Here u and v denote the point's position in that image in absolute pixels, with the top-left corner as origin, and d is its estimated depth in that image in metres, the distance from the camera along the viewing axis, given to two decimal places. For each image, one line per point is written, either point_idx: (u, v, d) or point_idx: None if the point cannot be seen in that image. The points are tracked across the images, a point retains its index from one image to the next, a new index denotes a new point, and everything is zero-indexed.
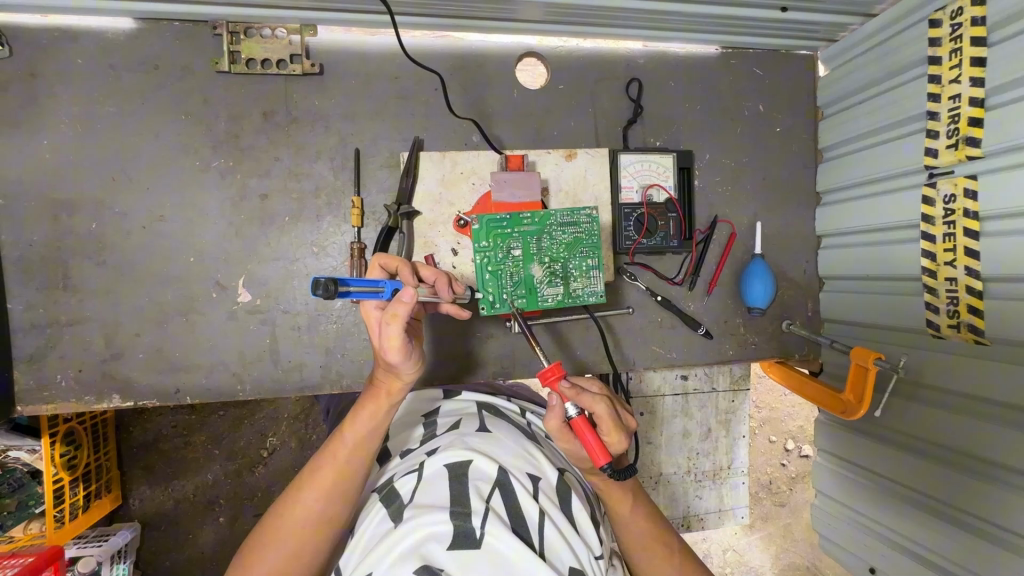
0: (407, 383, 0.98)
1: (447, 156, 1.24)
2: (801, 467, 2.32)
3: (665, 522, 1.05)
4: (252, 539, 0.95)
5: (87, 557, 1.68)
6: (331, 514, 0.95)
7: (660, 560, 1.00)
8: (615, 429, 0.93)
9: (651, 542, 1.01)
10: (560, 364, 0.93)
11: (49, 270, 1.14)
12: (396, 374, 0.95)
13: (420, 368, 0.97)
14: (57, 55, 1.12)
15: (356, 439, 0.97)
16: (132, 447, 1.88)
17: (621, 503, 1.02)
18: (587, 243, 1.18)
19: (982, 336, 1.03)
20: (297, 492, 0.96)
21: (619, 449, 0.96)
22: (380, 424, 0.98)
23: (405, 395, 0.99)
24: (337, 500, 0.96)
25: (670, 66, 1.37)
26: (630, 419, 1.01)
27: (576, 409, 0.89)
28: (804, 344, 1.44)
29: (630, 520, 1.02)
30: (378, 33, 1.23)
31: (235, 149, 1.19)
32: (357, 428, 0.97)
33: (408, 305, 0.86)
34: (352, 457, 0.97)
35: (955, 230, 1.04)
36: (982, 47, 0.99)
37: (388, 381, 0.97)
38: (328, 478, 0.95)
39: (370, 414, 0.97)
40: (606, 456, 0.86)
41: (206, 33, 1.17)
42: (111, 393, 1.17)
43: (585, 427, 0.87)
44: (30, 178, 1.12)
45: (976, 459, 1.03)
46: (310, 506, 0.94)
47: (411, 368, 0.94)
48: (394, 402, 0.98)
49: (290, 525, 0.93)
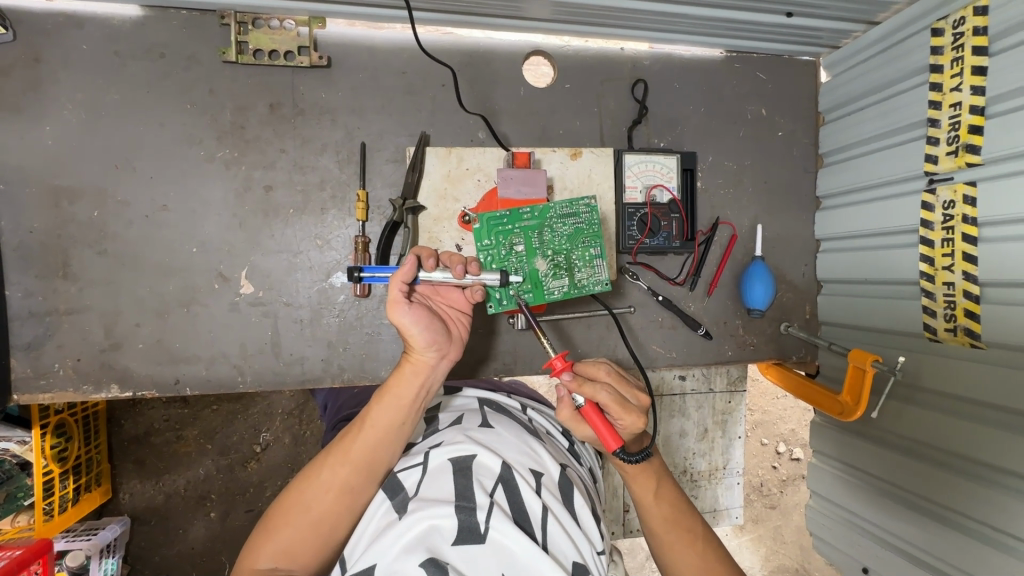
0: (423, 351, 1.00)
1: (453, 153, 1.24)
2: (792, 470, 2.35)
3: (690, 509, 1.05)
4: (275, 508, 0.95)
5: (76, 551, 1.66)
6: (354, 484, 0.94)
7: (683, 546, 1.00)
8: (625, 411, 0.94)
9: (673, 528, 1.01)
10: (565, 355, 0.95)
11: (49, 258, 1.12)
12: (406, 337, 1.00)
13: (431, 335, 1.00)
14: (61, 40, 1.11)
15: (382, 412, 0.96)
16: (123, 439, 1.86)
17: (646, 489, 1.02)
18: (589, 233, 1.17)
19: (977, 339, 1.04)
20: (322, 461, 0.96)
21: (635, 429, 0.96)
22: (404, 395, 0.98)
23: (425, 365, 1.00)
24: (359, 471, 0.95)
25: (675, 68, 1.38)
26: (643, 396, 1.01)
27: (584, 398, 0.93)
28: (802, 347, 1.46)
29: (654, 505, 1.02)
30: (387, 28, 1.23)
31: (240, 140, 1.18)
32: (383, 400, 0.97)
33: (408, 268, 0.99)
34: (376, 430, 0.96)
35: (954, 236, 1.07)
36: (984, 56, 1.01)
37: (413, 354, 1.00)
38: (354, 448, 0.95)
39: (395, 384, 0.98)
40: (617, 441, 0.91)
41: (214, 23, 1.16)
42: (108, 383, 1.16)
43: (593, 414, 0.92)
44: (32, 164, 1.11)
45: (969, 461, 1.05)
46: (334, 474, 0.94)
47: (415, 330, 0.99)
48: (415, 372, 0.99)
49: (312, 492, 0.93)
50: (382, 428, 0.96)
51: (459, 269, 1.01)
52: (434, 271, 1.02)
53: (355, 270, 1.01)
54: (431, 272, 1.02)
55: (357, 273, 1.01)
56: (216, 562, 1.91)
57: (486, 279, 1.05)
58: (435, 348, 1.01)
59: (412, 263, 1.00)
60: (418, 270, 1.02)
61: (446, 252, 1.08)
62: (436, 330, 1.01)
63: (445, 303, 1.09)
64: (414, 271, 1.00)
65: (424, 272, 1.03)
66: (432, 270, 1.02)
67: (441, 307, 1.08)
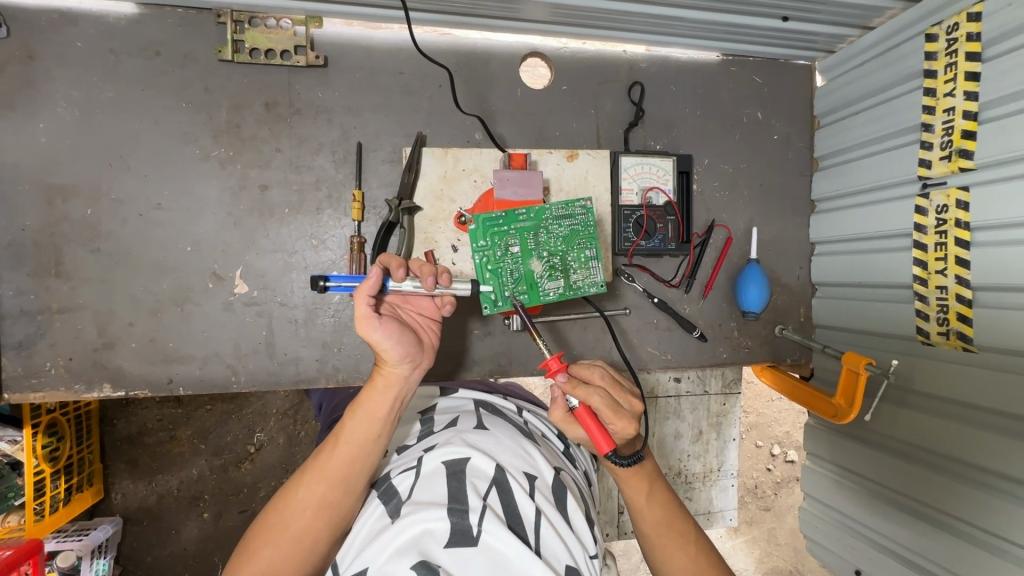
0: (396, 363, 0.96)
1: (449, 153, 1.24)
2: (786, 472, 2.36)
3: (682, 512, 1.05)
4: (254, 529, 0.92)
5: (66, 551, 1.65)
6: (332, 500, 0.91)
7: (675, 548, 1.00)
8: (617, 416, 0.94)
9: (665, 530, 1.01)
10: (560, 356, 0.95)
11: (41, 256, 1.12)
12: (378, 352, 0.96)
13: (404, 348, 0.96)
14: (56, 37, 1.10)
15: (356, 426, 0.93)
16: (115, 440, 1.85)
17: (639, 490, 1.02)
18: (584, 234, 1.17)
19: (970, 342, 1.05)
20: (299, 479, 0.93)
21: (627, 435, 0.96)
22: (378, 408, 0.95)
23: (399, 377, 0.97)
24: (336, 487, 0.92)
25: (671, 70, 1.38)
26: (636, 402, 1.01)
27: (577, 400, 0.93)
28: (796, 349, 1.47)
29: (646, 506, 1.02)
30: (383, 28, 1.22)
31: (235, 139, 1.18)
32: (357, 414, 0.94)
33: (373, 281, 0.94)
34: (351, 444, 0.93)
35: (947, 240, 1.07)
36: (977, 62, 1.02)
37: (385, 367, 0.97)
38: (330, 463, 0.92)
39: (368, 397, 0.95)
40: (609, 445, 0.91)
41: (210, 22, 1.16)
42: (101, 382, 1.15)
43: (586, 416, 0.92)
44: (25, 161, 1.10)
45: (962, 464, 1.06)
46: (311, 491, 0.91)
47: (387, 345, 0.95)
48: (388, 384, 0.96)
49: (290, 511, 0.90)
50: (358, 442, 0.93)
51: (428, 280, 0.98)
52: (403, 281, 0.99)
53: (321, 280, 0.96)
54: (400, 282, 0.99)
55: (322, 283, 0.96)
56: (208, 563, 1.90)
57: (457, 288, 1.03)
58: (408, 360, 0.97)
59: (379, 275, 0.94)
60: (387, 280, 0.98)
61: (416, 260, 1.05)
62: (409, 342, 0.98)
63: (413, 311, 1.07)
64: (381, 282, 0.94)
65: (393, 281, 0.99)
66: (401, 280, 0.99)
67: (410, 315, 1.06)
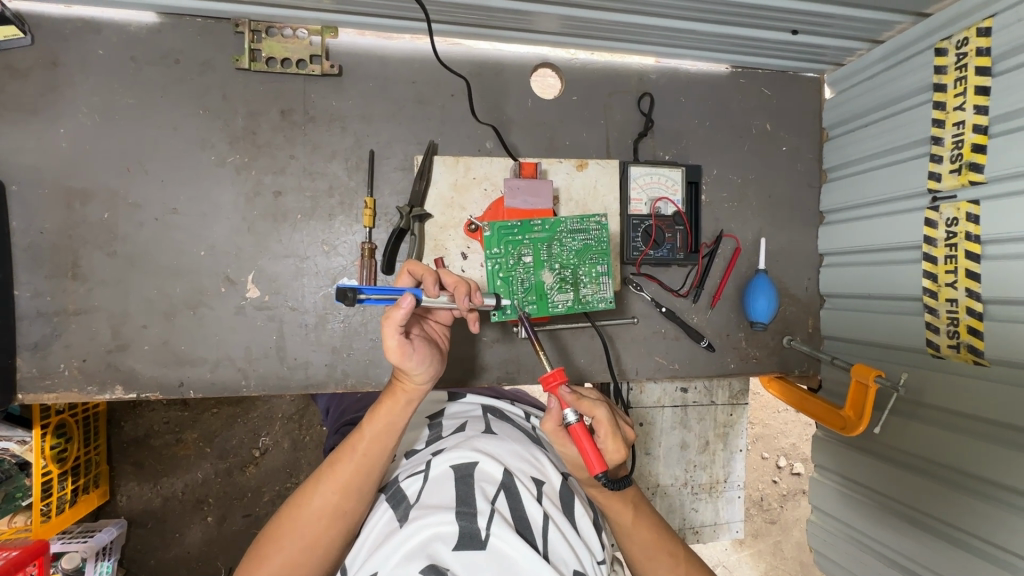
0: (422, 382, 0.96)
1: (461, 161, 1.26)
2: (793, 485, 2.34)
3: (671, 531, 1.05)
4: (265, 534, 0.92)
5: (71, 553, 1.64)
6: (347, 508, 0.92)
7: (665, 569, 1.00)
8: (615, 437, 0.92)
9: (655, 553, 1.01)
10: (561, 370, 0.94)
11: (59, 258, 1.14)
12: (406, 372, 0.95)
13: (433, 370, 0.97)
14: (79, 45, 1.13)
15: (373, 437, 0.94)
16: (122, 440, 1.86)
17: (623, 514, 1.01)
18: (597, 250, 1.18)
19: (981, 356, 1.05)
20: (313, 485, 0.93)
21: (615, 459, 0.93)
22: (396, 420, 0.95)
23: (420, 392, 0.97)
24: (350, 496, 0.92)
25: (680, 82, 1.40)
26: (628, 431, 1.01)
27: (576, 415, 0.89)
28: (804, 360, 1.46)
29: (634, 531, 1.01)
30: (397, 38, 1.25)
31: (251, 146, 1.20)
32: (375, 426, 0.94)
33: (406, 310, 0.90)
34: (369, 455, 0.93)
35: (957, 253, 1.07)
36: (987, 76, 1.02)
37: (404, 381, 0.96)
38: (346, 473, 0.92)
39: (387, 410, 0.95)
40: (602, 465, 0.85)
41: (229, 31, 1.18)
42: (113, 384, 1.16)
43: (582, 434, 0.87)
44: (44, 165, 1.12)
45: (972, 478, 1.05)
46: (326, 500, 0.91)
47: (420, 368, 0.95)
48: (409, 399, 0.97)
49: (303, 519, 0.90)
50: (375, 454, 0.94)
51: (463, 302, 0.97)
52: (437, 297, 0.97)
53: (352, 291, 0.87)
54: (434, 299, 0.97)
55: (354, 295, 0.88)
56: (212, 568, 1.90)
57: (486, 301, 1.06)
58: (433, 379, 0.98)
59: (412, 303, 0.90)
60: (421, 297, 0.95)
61: (447, 272, 1.02)
62: (437, 363, 0.98)
63: (433, 321, 1.08)
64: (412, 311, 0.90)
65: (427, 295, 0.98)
66: (435, 297, 0.97)
67: (429, 326, 1.07)
